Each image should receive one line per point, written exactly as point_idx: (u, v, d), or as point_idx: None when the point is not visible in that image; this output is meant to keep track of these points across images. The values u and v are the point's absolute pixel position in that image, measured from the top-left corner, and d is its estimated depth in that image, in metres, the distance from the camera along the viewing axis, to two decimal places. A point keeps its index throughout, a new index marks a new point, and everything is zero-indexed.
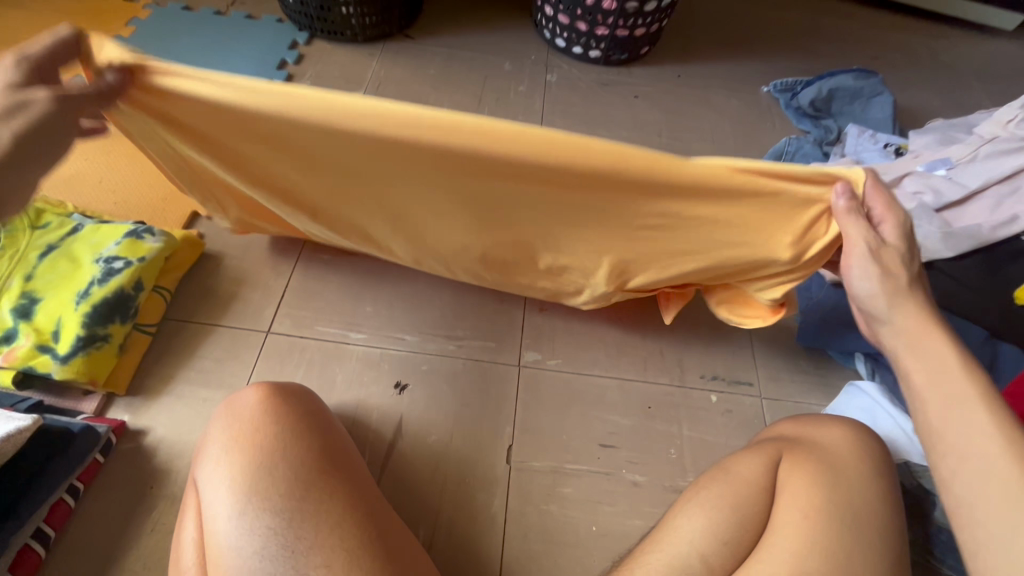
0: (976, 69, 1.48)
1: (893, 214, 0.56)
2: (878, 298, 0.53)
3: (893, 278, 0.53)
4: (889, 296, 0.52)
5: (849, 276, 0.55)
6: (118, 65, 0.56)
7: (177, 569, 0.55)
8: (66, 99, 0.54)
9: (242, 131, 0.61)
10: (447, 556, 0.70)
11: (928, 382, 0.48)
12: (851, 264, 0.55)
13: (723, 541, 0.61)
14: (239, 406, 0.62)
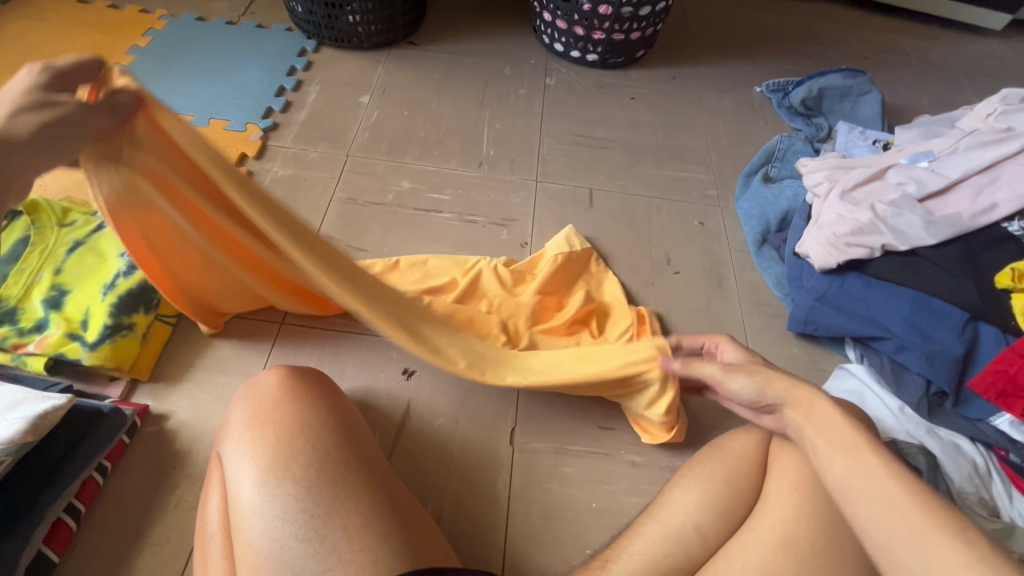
0: (963, 68, 1.52)
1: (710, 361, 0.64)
2: (765, 393, 0.58)
3: (757, 374, 0.59)
4: (765, 386, 0.58)
5: (728, 390, 0.61)
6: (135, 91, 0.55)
7: (205, 534, 0.59)
8: (87, 113, 0.52)
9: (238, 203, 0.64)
10: (453, 531, 0.74)
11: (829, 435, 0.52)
12: (725, 383, 0.61)
13: (716, 512, 0.64)
14: (259, 386, 0.67)
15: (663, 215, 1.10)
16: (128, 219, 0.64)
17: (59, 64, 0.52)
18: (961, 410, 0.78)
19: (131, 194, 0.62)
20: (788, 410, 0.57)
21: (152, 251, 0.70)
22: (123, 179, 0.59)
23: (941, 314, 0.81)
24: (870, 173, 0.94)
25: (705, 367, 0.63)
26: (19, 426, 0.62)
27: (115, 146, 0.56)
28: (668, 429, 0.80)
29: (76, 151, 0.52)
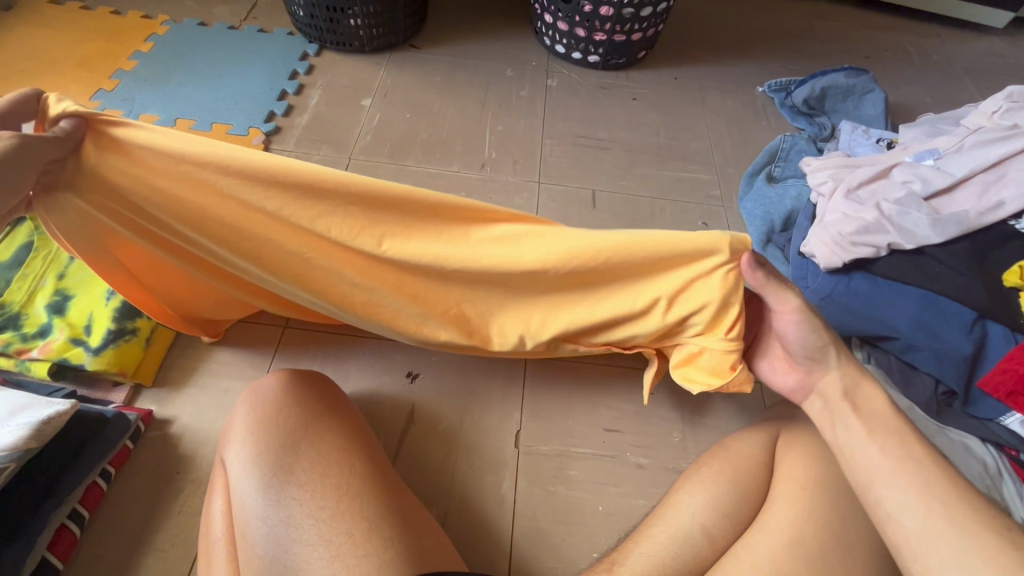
0: (967, 66, 1.51)
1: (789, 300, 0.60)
2: (821, 348, 0.60)
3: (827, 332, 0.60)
4: (825, 346, 0.60)
5: (789, 328, 0.61)
6: (75, 114, 0.57)
7: (208, 540, 0.59)
8: (32, 141, 0.54)
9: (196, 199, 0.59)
10: (458, 534, 0.73)
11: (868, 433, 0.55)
12: (795, 318, 0.60)
13: (724, 513, 0.63)
14: (261, 390, 0.66)
15: (666, 215, 1.10)
16: (83, 244, 0.65)
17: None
18: (971, 410, 0.76)
19: (83, 217, 0.62)
20: (835, 373, 0.60)
21: (112, 265, 0.69)
22: (73, 206, 0.61)
23: (948, 313, 0.80)
24: (875, 172, 0.94)
25: (789, 296, 0.60)
26: (23, 432, 0.61)
27: (59, 177, 0.58)
28: (732, 364, 0.64)
29: (26, 183, 0.54)
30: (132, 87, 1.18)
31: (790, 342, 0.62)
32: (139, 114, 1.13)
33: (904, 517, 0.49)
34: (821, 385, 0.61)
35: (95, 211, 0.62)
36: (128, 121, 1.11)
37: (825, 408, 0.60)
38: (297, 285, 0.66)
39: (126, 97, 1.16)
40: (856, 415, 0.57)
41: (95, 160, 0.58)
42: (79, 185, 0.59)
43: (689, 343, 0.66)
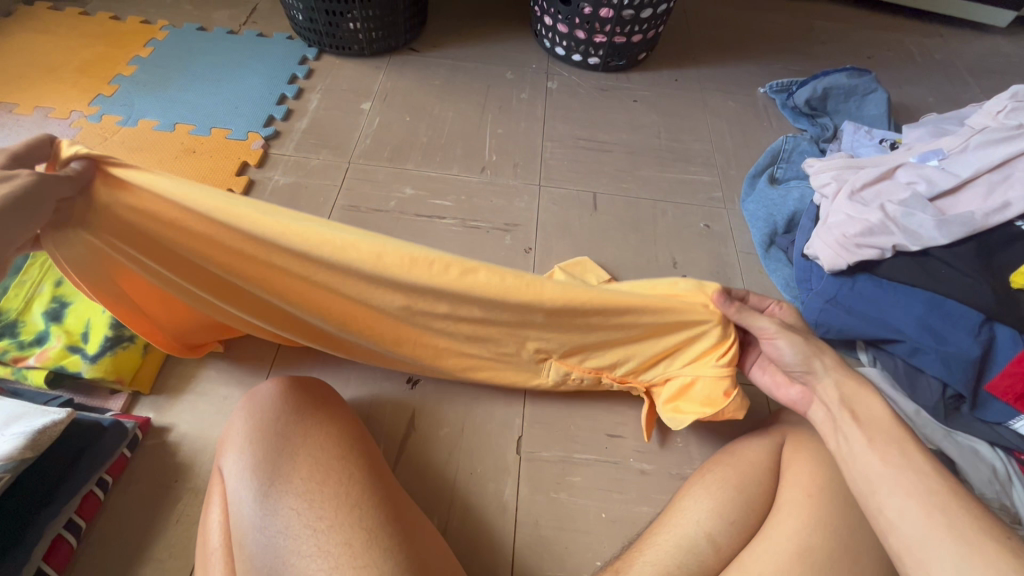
0: (970, 65, 1.50)
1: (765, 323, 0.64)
2: (809, 358, 0.61)
3: (810, 342, 0.62)
4: (814, 354, 0.61)
5: (776, 347, 0.64)
6: (85, 156, 0.57)
7: (205, 551, 0.58)
8: (46, 181, 0.53)
9: (210, 233, 0.59)
10: (460, 542, 0.72)
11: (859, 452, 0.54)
12: (774, 338, 0.64)
13: (730, 521, 0.62)
14: (259, 396, 0.65)
15: (668, 218, 1.09)
16: (91, 280, 0.65)
17: (12, 148, 0.55)
18: (979, 414, 0.76)
19: (91, 252, 0.61)
20: (829, 381, 0.60)
21: (120, 302, 0.70)
22: (85, 241, 0.60)
23: (955, 315, 0.79)
24: (879, 173, 0.93)
25: (760, 321, 0.64)
26: (18, 442, 0.60)
27: (71, 215, 0.58)
28: (725, 391, 0.70)
29: (39, 222, 0.54)
30: (130, 92, 1.18)
31: (782, 361, 0.65)
32: (138, 120, 1.13)
33: (912, 525, 0.48)
34: (821, 394, 0.61)
35: (104, 245, 0.61)
36: (127, 127, 1.11)
37: (828, 418, 0.59)
38: (309, 307, 0.69)
39: (125, 102, 1.15)
40: (856, 425, 0.56)
41: (107, 198, 0.58)
42: (90, 221, 0.59)
43: (682, 372, 0.73)
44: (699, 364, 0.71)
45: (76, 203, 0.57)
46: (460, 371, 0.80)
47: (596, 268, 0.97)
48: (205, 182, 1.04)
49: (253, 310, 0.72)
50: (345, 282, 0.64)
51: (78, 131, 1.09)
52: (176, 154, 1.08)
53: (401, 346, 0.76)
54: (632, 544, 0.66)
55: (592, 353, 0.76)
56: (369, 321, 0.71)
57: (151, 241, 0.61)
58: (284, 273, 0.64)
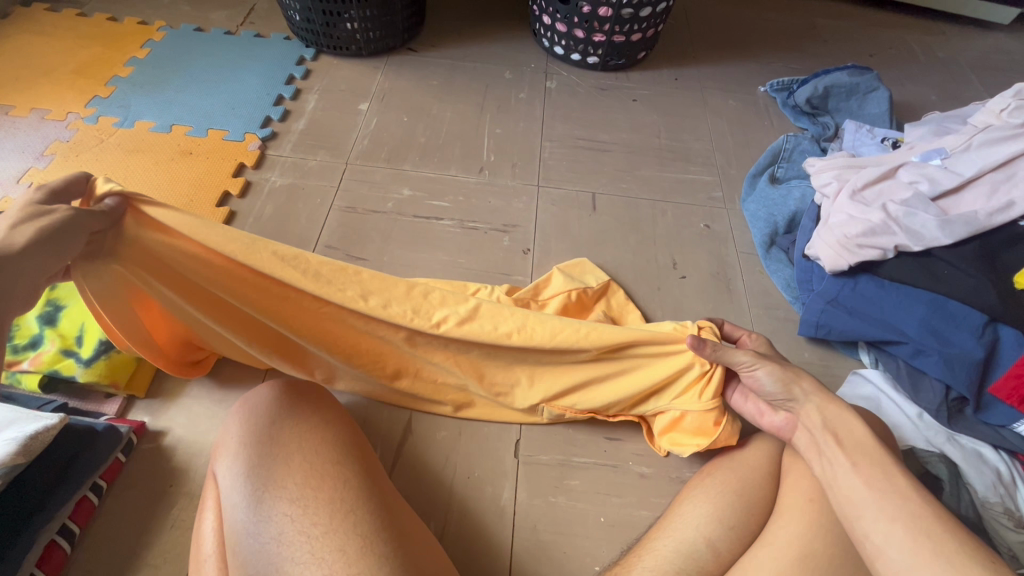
0: (973, 63, 1.49)
1: (744, 358, 0.66)
2: (789, 385, 0.63)
3: (787, 369, 0.64)
4: (794, 381, 0.63)
5: (756, 378, 0.66)
6: (119, 193, 0.60)
7: (199, 555, 0.57)
8: (82, 215, 0.56)
9: (231, 267, 0.64)
10: (458, 547, 0.71)
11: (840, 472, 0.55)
12: (755, 369, 0.65)
13: (729, 526, 0.61)
14: (255, 399, 0.65)
15: (668, 218, 1.08)
16: (114, 311, 0.67)
17: (51, 184, 0.57)
18: (983, 416, 0.75)
19: (118, 283, 0.64)
20: (811, 406, 0.62)
21: (138, 335, 0.71)
22: (112, 274, 0.62)
23: (958, 316, 0.78)
24: (881, 172, 0.92)
25: (737, 355, 0.66)
26: (9, 448, 0.60)
27: (101, 248, 0.60)
28: (714, 421, 0.71)
29: (74, 253, 0.55)
30: (127, 94, 1.17)
31: (763, 391, 0.66)
32: (135, 121, 1.12)
33: (898, 550, 0.48)
34: (803, 420, 0.62)
35: (130, 276, 0.64)
36: (123, 129, 1.10)
37: (811, 442, 0.60)
38: (317, 340, 0.73)
39: (122, 103, 1.15)
40: (836, 447, 0.57)
41: (136, 234, 0.61)
42: (118, 253, 0.61)
43: (671, 408, 0.73)
44: (684, 396, 0.72)
45: (108, 239, 0.60)
46: (460, 409, 0.81)
47: (596, 270, 0.96)
48: (202, 184, 1.03)
49: (261, 343, 0.75)
50: (352, 315, 0.69)
51: (75, 132, 1.09)
52: (173, 155, 1.07)
53: (401, 379, 0.78)
54: (630, 549, 0.65)
55: (585, 390, 0.76)
56: (372, 353, 0.75)
57: (175, 273, 0.65)
58: (297, 304, 0.69)
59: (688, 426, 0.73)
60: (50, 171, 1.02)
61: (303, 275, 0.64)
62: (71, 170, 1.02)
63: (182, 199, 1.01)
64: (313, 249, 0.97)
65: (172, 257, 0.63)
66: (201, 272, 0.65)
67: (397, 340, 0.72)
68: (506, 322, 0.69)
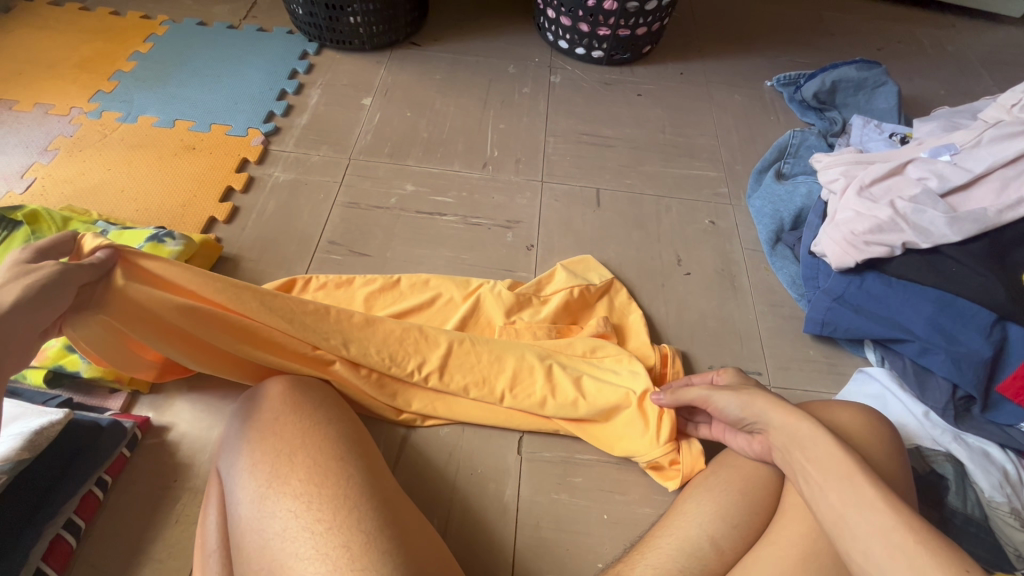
0: (984, 57, 1.47)
1: (697, 391, 0.70)
2: (748, 408, 0.64)
3: (742, 394, 0.66)
4: (750, 401, 0.64)
5: (719, 408, 0.68)
6: (107, 245, 0.65)
7: (204, 552, 0.58)
8: (68, 269, 0.59)
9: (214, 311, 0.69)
10: (460, 545, 0.71)
11: (816, 494, 0.53)
12: (712, 400, 0.68)
13: (734, 524, 0.60)
14: (262, 397, 0.66)
15: (673, 214, 1.08)
16: (107, 355, 0.68)
17: (38, 244, 0.62)
18: (991, 416, 0.74)
19: (105, 330, 0.65)
20: (773, 425, 0.61)
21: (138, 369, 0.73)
22: (99, 323, 0.64)
23: (966, 314, 0.78)
24: (889, 168, 0.90)
25: (692, 391, 0.70)
26: (15, 443, 0.60)
27: (89, 299, 0.63)
28: (674, 459, 0.74)
29: (64, 306, 0.58)
30: (130, 89, 1.17)
31: (730, 418, 0.67)
32: (138, 117, 1.12)
33: None
34: (772, 439, 0.61)
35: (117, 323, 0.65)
36: (126, 124, 1.10)
37: (787, 461, 0.59)
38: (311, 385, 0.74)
39: (126, 99, 1.15)
40: (812, 466, 0.55)
41: (122, 285, 0.64)
42: (101, 300, 0.63)
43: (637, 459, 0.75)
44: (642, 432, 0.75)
45: (92, 290, 0.63)
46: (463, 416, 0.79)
47: (599, 268, 0.95)
48: (205, 179, 1.03)
49: (254, 376, 0.74)
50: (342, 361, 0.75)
51: (77, 127, 1.09)
52: (175, 151, 1.07)
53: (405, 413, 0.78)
54: (634, 545, 0.65)
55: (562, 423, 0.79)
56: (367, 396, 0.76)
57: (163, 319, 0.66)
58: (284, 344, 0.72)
59: (658, 464, 0.75)
60: (53, 167, 1.01)
61: (289, 324, 0.71)
62: (75, 166, 1.02)
63: (184, 194, 1.01)
64: (316, 245, 0.97)
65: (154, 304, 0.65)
66: (192, 320, 0.67)
67: (369, 384, 0.76)
68: (468, 375, 0.77)
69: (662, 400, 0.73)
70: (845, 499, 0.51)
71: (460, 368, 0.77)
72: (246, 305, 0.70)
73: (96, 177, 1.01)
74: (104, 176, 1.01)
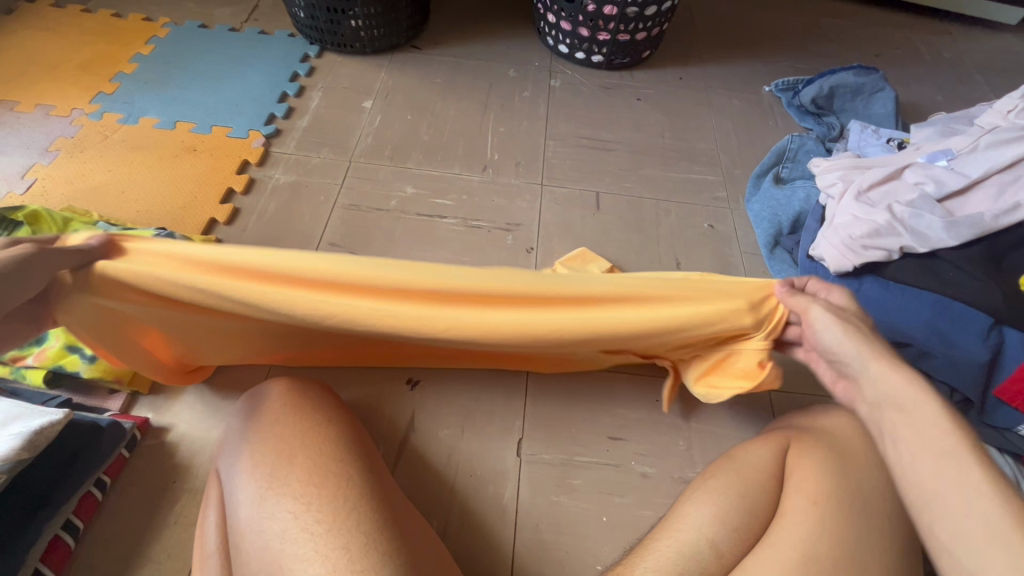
0: (981, 64, 1.48)
1: (810, 305, 0.61)
2: (847, 346, 0.57)
3: (853, 327, 0.58)
4: (852, 341, 0.57)
5: (815, 329, 0.60)
6: (101, 235, 0.60)
7: (202, 553, 0.58)
8: (47, 255, 0.56)
9: (215, 301, 0.60)
10: (459, 548, 0.71)
11: (908, 462, 0.48)
12: (817, 321, 0.60)
13: (732, 527, 0.60)
14: (260, 398, 0.65)
15: (671, 217, 1.08)
16: (107, 343, 0.67)
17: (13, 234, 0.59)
18: (987, 418, 0.75)
19: (99, 316, 0.63)
20: (869, 377, 0.54)
21: (145, 360, 0.71)
22: (92, 306, 0.61)
23: (964, 319, 0.78)
24: (888, 172, 0.91)
25: (807, 306, 0.62)
26: (15, 442, 0.60)
27: (75, 286, 0.59)
28: (759, 365, 0.69)
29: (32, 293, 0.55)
30: (132, 90, 1.17)
31: (823, 347, 0.60)
32: (139, 118, 1.12)
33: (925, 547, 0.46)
34: (862, 390, 0.55)
35: (112, 307, 0.62)
36: (127, 125, 1.11)
37: (875, 419, 0.53)
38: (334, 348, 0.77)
39: (127, 100, 1.15)
40: (906, 425, 0.50)
41: (104, 273, 0.58)
42: (88, 283, 0.59)
43: (714, 352, 0.72)
44: (755, 346, 0.68)
45: (74, 277, 0.59)
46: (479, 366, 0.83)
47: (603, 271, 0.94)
48: (207, 181, 1.03)
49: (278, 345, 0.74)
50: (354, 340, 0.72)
51: (78, 128, 1.09)
52: (176, 152, 1.07)
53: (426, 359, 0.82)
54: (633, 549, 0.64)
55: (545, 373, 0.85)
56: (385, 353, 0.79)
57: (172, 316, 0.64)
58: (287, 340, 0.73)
59: (728, 364, 0.72)
60: (54, 168, 1.02)
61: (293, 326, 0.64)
62: (76, 167, 1.02)
63: (185, 195, 1.01)
64: (316, 247, 0.97)
65: (145, 297, 0.61)
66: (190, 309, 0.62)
67: (388, 352, 0.78)
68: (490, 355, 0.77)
69: (783, 291, 0.65)
70: (939, 473, 0.46)
71: (483, 352, 0.75)
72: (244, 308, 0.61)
73: (98, 178, 1.01)
74: (105, 177, 1.01)
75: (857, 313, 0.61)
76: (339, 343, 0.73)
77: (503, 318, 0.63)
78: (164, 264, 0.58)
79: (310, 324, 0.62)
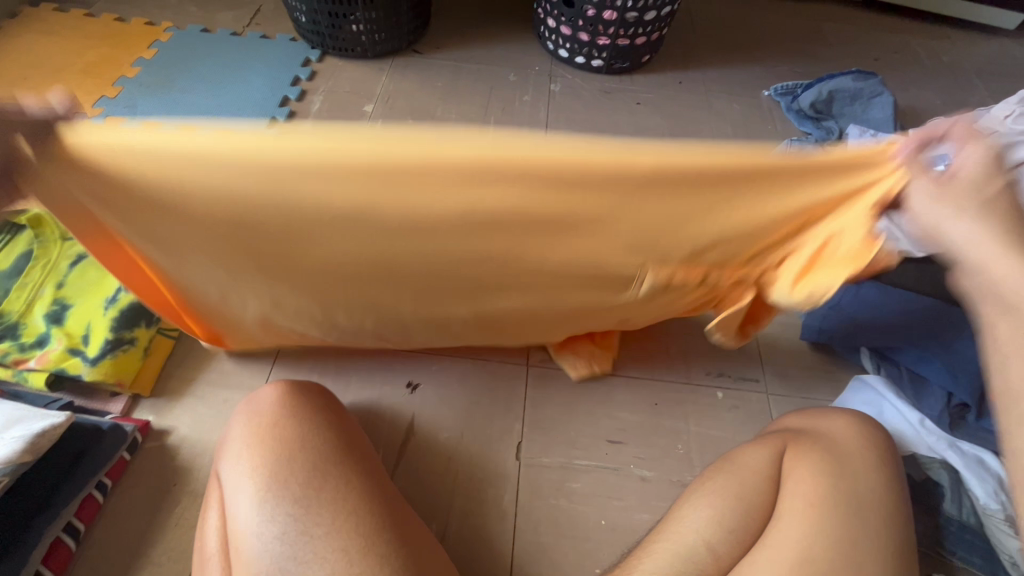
0: (979, 68, 1.49)
1: (917, 175, 0.50)
2: (949, 224, 0.48)
3: (966, 199, 0.47)
4: (959, 216, 0.47)
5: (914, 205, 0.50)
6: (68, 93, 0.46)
7: (202, 555, 0.58)
8: None
9: (199, 187, 0.49)
10: (458, 550, 0.72)
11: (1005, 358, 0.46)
12: (917, 192, 0.50)
13: (729, 530, 0.61)
14: (258, 399, 0.65)
15: None
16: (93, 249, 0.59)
17: None
18: (985, 423, 0.75)
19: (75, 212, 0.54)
20: (972, 260, 0.47)
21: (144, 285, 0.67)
22: (58, 181, 0.50)
23: (960, 325, 0.78)
24: None
25: (915, 173, 0.50)
26: (17, 445, 0.61)
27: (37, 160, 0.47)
28: (869, 242, 0.55)
29: None
30: (134, 95, 1.18)
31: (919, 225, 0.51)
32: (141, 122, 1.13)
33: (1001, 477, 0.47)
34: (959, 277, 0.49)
35: (84, 194, 0.52)
36: None
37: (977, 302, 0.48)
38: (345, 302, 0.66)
39: (129, 104, 1.16)
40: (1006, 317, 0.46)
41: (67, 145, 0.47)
42: (49, 152, 0.47)
43: (806, 243, 0.59)
44: (854, 220, 0.55)
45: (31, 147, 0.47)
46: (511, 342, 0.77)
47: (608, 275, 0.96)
48: None
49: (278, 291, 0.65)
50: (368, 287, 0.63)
51: None
52: None
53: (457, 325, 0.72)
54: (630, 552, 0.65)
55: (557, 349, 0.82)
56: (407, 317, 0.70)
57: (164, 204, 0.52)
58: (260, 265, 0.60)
59: (824, 256, 0.59)
60: None
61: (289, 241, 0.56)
62: None
63: None
64: None
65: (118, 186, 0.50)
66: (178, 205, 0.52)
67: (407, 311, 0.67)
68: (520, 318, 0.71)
69: (908, 150, 0.51)
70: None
71: (515, 304, 0.68)
72: (231, 194, 0.50)
73: None
74: None
75: (994, 172, 0.47)
76: (351, 288, 0.63)
77: (544, 244, 0.57)
78: (140, 131, 0.47)
79: (313, 228, 0.53)
